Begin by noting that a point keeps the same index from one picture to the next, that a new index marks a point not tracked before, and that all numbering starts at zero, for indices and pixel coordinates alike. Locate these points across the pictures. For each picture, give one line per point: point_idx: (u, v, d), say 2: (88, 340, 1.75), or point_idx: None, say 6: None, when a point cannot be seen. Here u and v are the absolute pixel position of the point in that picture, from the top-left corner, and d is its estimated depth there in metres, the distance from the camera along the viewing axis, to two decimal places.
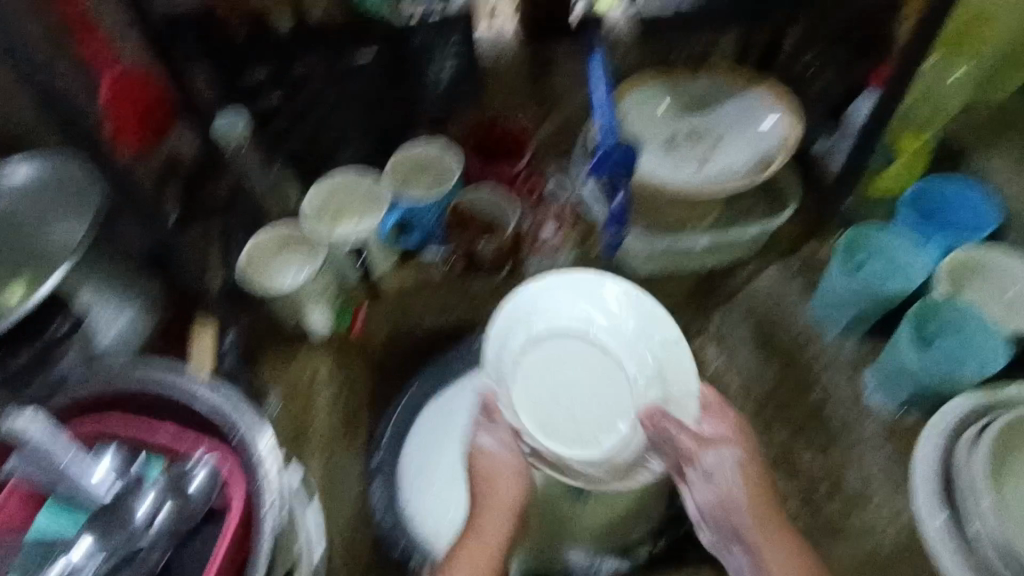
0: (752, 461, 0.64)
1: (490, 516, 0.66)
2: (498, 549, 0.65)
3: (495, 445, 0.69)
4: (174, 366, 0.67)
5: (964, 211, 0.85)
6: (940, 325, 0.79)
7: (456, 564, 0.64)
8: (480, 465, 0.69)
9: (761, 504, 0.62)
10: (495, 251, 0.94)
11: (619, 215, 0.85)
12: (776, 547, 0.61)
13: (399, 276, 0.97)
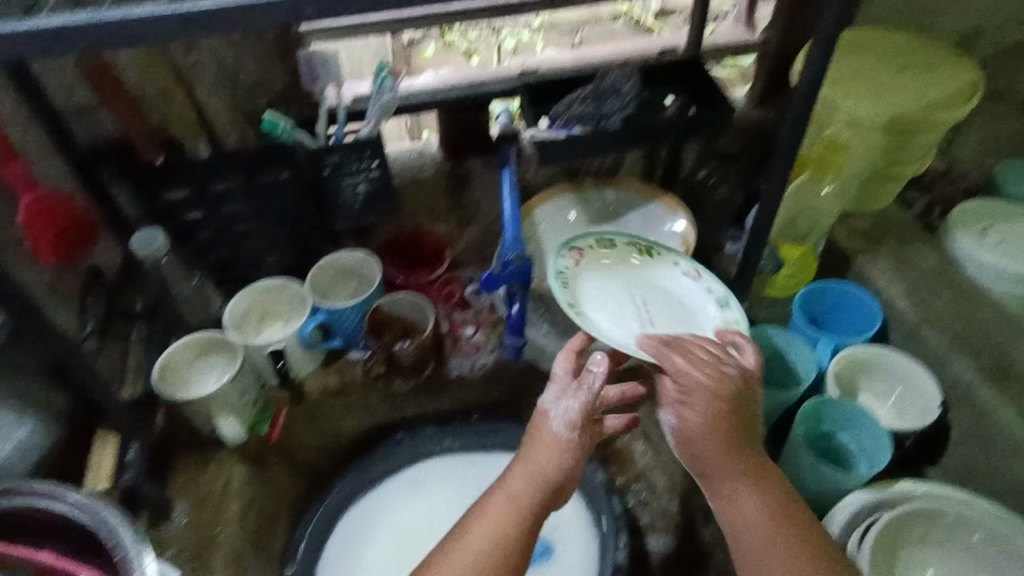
0: (717, 402, 0.67)
1: (524, 475, 0.68)
2: (530, 506, 0.67)
3: (558, 417, 0.71)
4: (59, 484, 0.65)
5: (846, 313, 0.92)
6: (836, 423, 0.82)
7: (486, 516, 0.66)
8: (542, 423, 0.71)
9: (724, 450, 0.66)
10: (414, 352, 0.96)
11: (516, 323, 0.90)
12: (741, 493, 0.65)
13: (321, 378, 0.98)
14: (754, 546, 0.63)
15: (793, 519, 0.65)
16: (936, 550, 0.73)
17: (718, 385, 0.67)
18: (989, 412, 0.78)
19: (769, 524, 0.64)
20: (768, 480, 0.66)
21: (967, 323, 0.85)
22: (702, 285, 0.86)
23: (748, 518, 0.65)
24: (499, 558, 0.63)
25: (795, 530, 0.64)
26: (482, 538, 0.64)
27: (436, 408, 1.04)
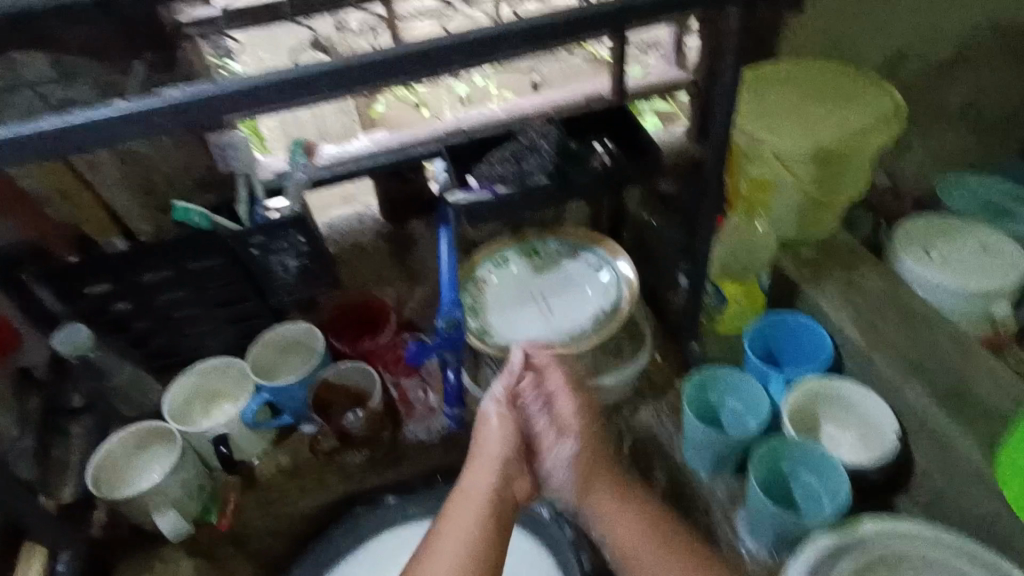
0: (592, 445, 0.78)
1: (478, 479, 0.75)
2: (481, 513, 0.72)
3: (495, 423, 0.78)
4: None
5: (799, 346, 0.91)
6: (796, 464, 0.81)
7: (452, 520, 0.72)
8: (482, 439, 0.77)
9: (605, 475, 0.78)
10: (365, 425, 0.93)
11: (452, 394, 0.91)
12: (603, 493, 0.77)
13: (273, 457, 0.96)
14: (631, 548, 0.74)
15: (670, 529, 0.75)
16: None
17: (591, 416, 0.79)
18: (950, 441, 0.76)
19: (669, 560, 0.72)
20: (665, 527, 0.75)
21: (918, 349, 0.84)
22: (588, 266, 0.97)
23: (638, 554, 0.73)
24: (475, 548, 0.69)
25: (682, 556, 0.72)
26: (454, 535, 0.70)
27: (395, 477, 0.99)
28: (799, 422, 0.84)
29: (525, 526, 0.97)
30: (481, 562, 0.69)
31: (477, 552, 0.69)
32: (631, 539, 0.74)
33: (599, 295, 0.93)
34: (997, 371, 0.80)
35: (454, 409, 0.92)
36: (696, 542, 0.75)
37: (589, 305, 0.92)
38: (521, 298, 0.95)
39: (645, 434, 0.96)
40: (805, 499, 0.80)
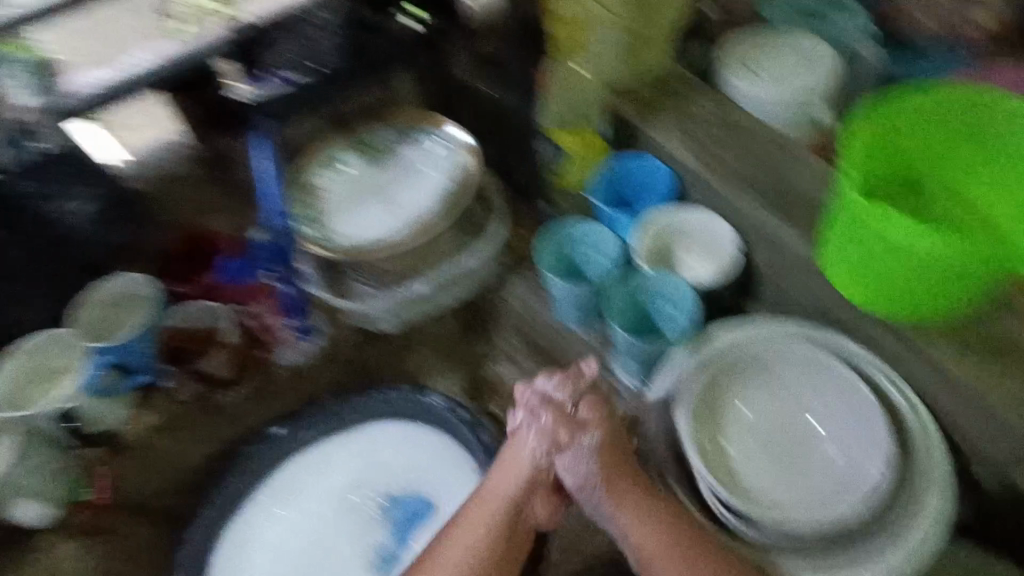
0: (647, 489, 0.72)
1: (512, 484, 0.74)
2: (497, 520, 0.72)
3: (528, 443, 0.74)
4: None
5: (643, 182, 0.91)
6: (651, 294, 0.84)
7: (478, 512, 0.73)
8: (518, 443, 0.76)
9: (641, 506, 0.70)
10: (227, 364, 0.90)
11: (291, 303, 0.91)
12: (626, 509, 0.71)
13: (139, 421, 0.88)
14: (649, 566, 0.68)
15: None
16: (745, 383, 0.75)
17: (614, 437, 0.74)
18: (780, 240, 0.80)
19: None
20: (693, 543, 0.67)
21: (745, 162, 0.85)
22: (427, 150, 0.91)
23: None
24: (478, 556, 0.70)
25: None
26: (467, 533, 0.72)
27: (283, 406, 0.98)
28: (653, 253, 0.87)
29: (420, 418, 0.99)
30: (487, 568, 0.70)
31: (483, 556, 0.70)
32: (652, 555, 0.68)
33: (444, 181, 0.87)
34: (817, 168, 0.83)
35: (302, 320, 0.92)
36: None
37: (433, 189, 0.87)
38: (361, 199, 0.88)
39: (518, 304, 0.97)
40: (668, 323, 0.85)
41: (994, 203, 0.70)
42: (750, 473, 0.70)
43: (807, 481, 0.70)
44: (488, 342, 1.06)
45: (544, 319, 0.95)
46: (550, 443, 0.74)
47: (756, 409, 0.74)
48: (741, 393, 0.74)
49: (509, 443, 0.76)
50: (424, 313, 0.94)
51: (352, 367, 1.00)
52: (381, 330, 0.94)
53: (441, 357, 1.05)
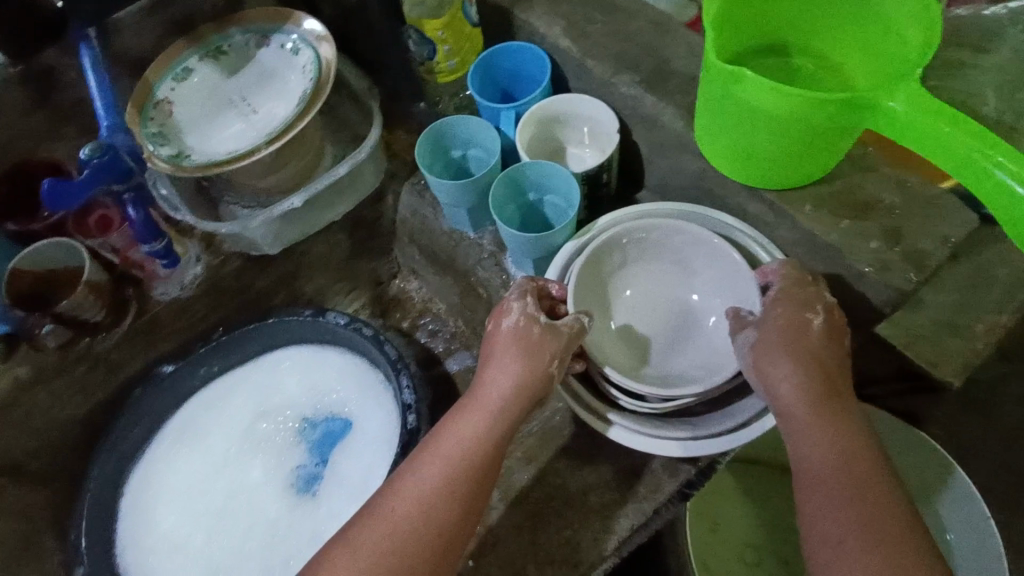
0: (828, 355, 0.61)
1: (514, 378, 0.62)
2: (475, 451, 0.58)
3: (520, 332, 0.64)
4: None
5: (526, 69, 0.87)
6: (538, 187, 0.82)
7: (468, 412, 0.61)
8: (515, 329, 0.65)
9: (799, 365, 0.59)
10: (88, 304, 0.82)
11: (141, 227, 0.83)
12: (782, 367, 0.59)
13: (8, 373, 0.82)
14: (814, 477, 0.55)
15: (868, 465, 0.55)
16: (633, 272, 0.77)
17: (802, 305, 0.63)
18: (658, 119, 0.79)
19: (854, 514, 0.52)
20: (834, 413, 0.57)
21: (622, 42, 0.83)
22: (283, 50, 0.83)
23: (818, 469, 0.55)
24: (475, 455, 0.58)
25: (891, 544, 0.50)
26: (435, 462, 0.58)
27: (172, 341, 0.94)
28: (533, 145, 0.85)
29: (323, 340, 0.97)
30: (477, 470, 0.57)
31: (472, 461, 0.58)
32: (814, 465, 0.56)
33: (301, 83, 0.80)
34: (692, 42, 0.82)
35: (156, 244, 0.85)
36: (903, 507, 0.53)
37: (291, 94, 0.80)
38: (217, 112, 0.81)
39: (410, 213, 0.95)
40: (552, 213, 0.84)
41: (871, 76, 0.65)
42: (632, 359, 0.74)
43: (683, 363, 0.73)
44: (383, 255, 1.06)
45: (435, 225, 0.92)
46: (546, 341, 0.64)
47: (643, 297, 0.77)
48: (628, 282, 0.77)
49: (493, 323, 0.67)
50: (306, 232, 0.93)
51: (241, 295, 0.96)
52: (267, 251, 0.92)
53: (340, 276, 1.05)
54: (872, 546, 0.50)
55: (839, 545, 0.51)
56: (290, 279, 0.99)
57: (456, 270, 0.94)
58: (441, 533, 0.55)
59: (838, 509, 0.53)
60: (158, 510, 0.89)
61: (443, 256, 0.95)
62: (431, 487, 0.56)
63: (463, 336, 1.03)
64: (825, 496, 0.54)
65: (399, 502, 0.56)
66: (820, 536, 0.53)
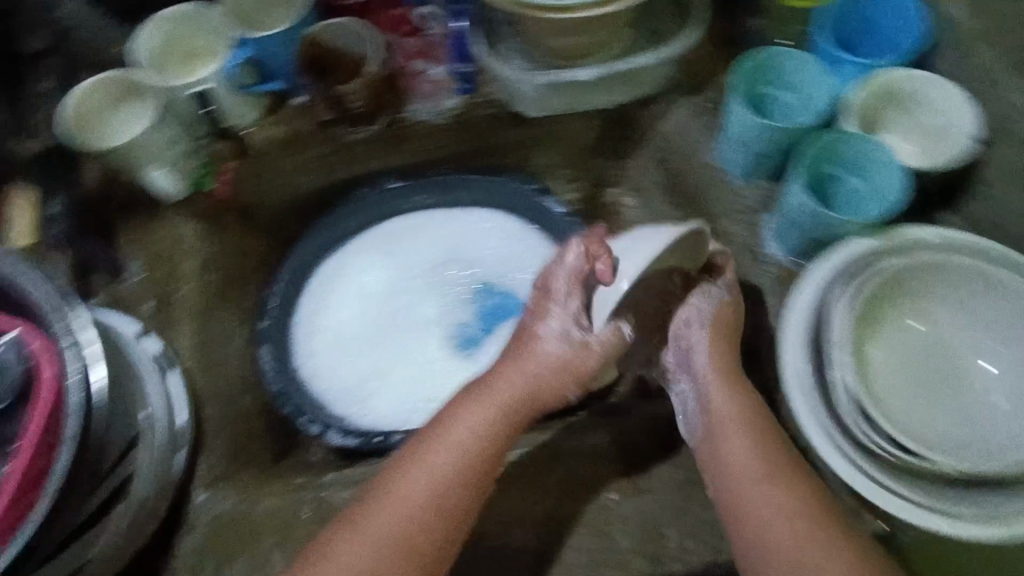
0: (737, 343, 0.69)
1: (536, 374, 0.66)
2: (485, 448, 0.61)
3: (547, 331, 0.67)
4: None
5: (885, 25, 0.75)
6: (847, 163, 0.71)
7: (479, 398, 0.65)
8: (537, 336, 0.67)
9: (728, 353, 0.67)
10: (362, 92, 0.83)
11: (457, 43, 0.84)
12: (713, 345, 0.67)
13: (267, 129, 0.88)
14: (723, 430, 0.63)
15: (774, 442, 0.61)
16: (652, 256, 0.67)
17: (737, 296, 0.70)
18: None
19: (750, 463, 0.60)
20: (741, 384, 0.66)
21: None
22: None
23: (721, 432, 0.63)
24: (482, 443, 0.62)
25: (788, 489, 0.57)
26: (445, 452, 0.60)
27: (401, 161, 0.95)
28: (866, 116, 0.72)
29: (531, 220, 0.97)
30: (483, 469, 0.60)
31: (482, 451, 0.61)
32: (725, 417, 0.63)
33: None
34: None
35: (467, 67, 0.86)
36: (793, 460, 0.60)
37: None
38: None
39: (677, 131, 0.87)
40: (844, 203, 0.72)
41: None
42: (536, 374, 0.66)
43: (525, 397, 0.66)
44: (618, 161, 1.01)
45: (701, 152, 0.84)
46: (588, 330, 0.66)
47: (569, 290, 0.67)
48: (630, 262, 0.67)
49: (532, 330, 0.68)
50: (569, 107, 0.88)
51: (482, 141, 0.94)
52: (529, 112, 0.88)
53: (570, 165, 1.02)
54: (772, 491, 0.57)
55: (739, 495, 0.58)
56: (527, 146, 0.96)
57: (698, 209, 0.87)
58: (447, 517, 0.58)
59: (733, 457, 0.61)
60: (325, 310, 0.94)
61: (690, 187, 0.87)
62: (443, 472, 0.59)
63: None
64: (722, 450, 0.62)
65: (410, 485, 0.59)
66: (719, 486, 0.60)
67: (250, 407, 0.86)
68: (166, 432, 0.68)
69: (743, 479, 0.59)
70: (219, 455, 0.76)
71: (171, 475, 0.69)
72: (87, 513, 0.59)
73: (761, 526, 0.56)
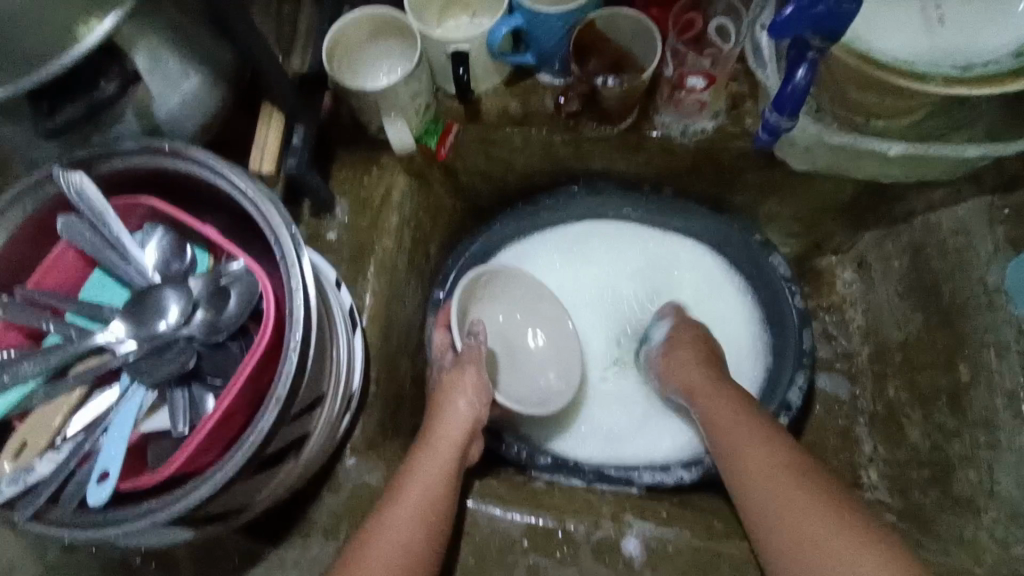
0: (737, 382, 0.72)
1: (440, 441, 0.68)
2: (432, 505, 0.62)
3: (462, 399, 0.71)
4: (201, 149, 0.58)
5: None
6: None
7: (422, 459, 0.65)
8: (446, 399, 0.71)
9: (738, 411, 0.68)
10: (622, 95, 0.76)
11: (791, 96, 0.59)
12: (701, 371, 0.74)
13: (501, 99, 0.83)
14: (756, 464, 0.63)
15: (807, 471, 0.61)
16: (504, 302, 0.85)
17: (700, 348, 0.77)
18: None
19: (757, 452, 0.64)
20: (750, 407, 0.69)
21: None
22: None
23: (735, 431, 0.67)
24: (438, 498, 0.63)
25: (801, 477, 0.60)
26: (405, 504, 0.61)
27: (623, 170, 0.89)
28: None
29: (745, 270, 0.88)
30: (434, 521, 0.61)
31: (436, 503, 0.62)
32: (753, 452, 0.64)
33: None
34: None
35: (784, 121, 0.62)
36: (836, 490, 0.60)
37: (1007, 37, 0.59)
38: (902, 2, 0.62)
39: (954, 227, 0.75)
40: None
41: None
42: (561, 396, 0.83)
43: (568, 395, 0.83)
44: (850, 231, 0.90)
45: (979, 263, 0.72)
46: (473, 359, 0.74)
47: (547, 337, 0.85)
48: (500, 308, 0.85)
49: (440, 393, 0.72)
50: (835, 167, 0.77)
51: (719, 171, 0.85)
52: (787, 158, 0.78)
53: (796, 219, 0.91)
54: (793, 473, 0.61)
55: (770, 475, 0.61)
56: (762, 191, 0.87)
57: (949, 323, 0.75)
58: (417, 566, 0.58)
59: (746, 440, 0.65)
60: None
61: (942, 294, 0.76)
62: (404, 527, 0.59)
63: (855, 364, 0.91)
64: (724, 431, 0.68)
65: (377, 548, 0.58)
66: (741, 471, 0.64)
67: (406, 375, 0.85)
68: (342, 396, 0.67)
69: (750, 457, 0.64)
70: (376, 421, 0.75)
71: (334, 435, 0.68)
72: (260, 464, 0.58)
73: (785, 504, 0.59)
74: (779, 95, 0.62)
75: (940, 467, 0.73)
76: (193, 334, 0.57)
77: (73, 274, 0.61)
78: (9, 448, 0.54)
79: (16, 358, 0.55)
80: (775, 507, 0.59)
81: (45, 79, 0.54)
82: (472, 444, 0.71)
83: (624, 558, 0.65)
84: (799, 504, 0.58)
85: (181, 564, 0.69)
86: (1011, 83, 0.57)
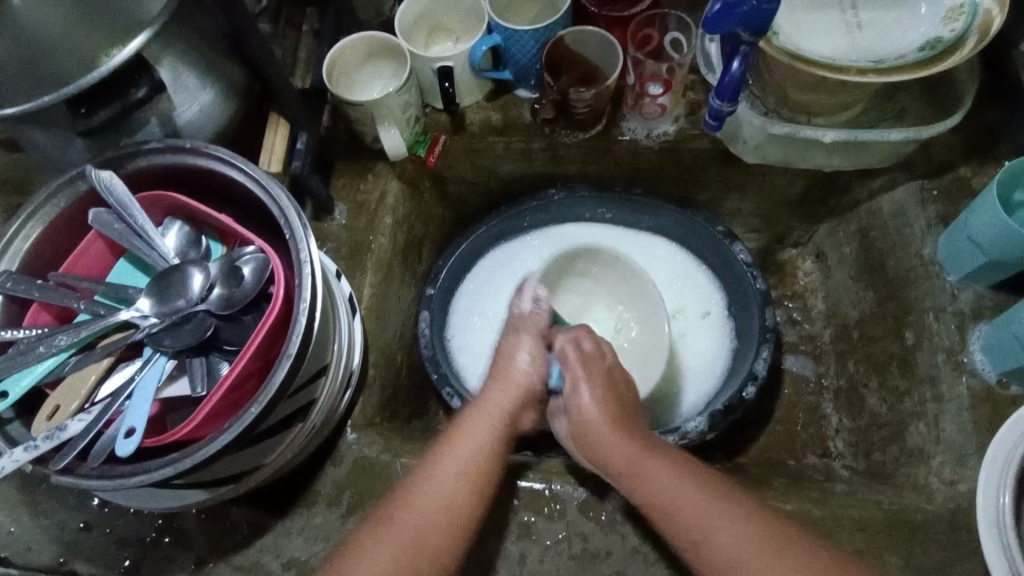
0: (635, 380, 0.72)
1: (488, 401, 0.69)
2: (484, 474, 0.63)
3: (521, 358, 0.73)
4: (218, 145, 0.65)
5: None
6: None
7: (454, 440, 0.65)
8: (507, 363, 0.73)
9: (651, 465, 0.62)
10: (591, 101, 0.84)
11: (731, 84, 0.70)
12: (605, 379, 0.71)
13: (484, 112, 0.92)
14: (684, 512, 0.58)
15: (733, 506, 0.58)
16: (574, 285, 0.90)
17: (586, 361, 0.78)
18: None
19: (683, 490, 0.60)
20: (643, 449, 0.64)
21: None
22: None
23: (658, 491, 0.60)
24: (486, 461, 0.64)
25: (729, 511, 0.58)
26: (437, 486, 0.62)
27: (598, 172, 0.97)
28: None
29: (713, 259, 0.96)
30: (482, 491, 0.63)
31: (484, 471, 0.64)
32: (682, 497, 0.59)
33: (932, 30, 0.68)
34: None
35: (725, 106, 0.73)
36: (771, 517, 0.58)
37: (909, 37, 0.68)
38: (821, 9, 0.72)
39: (892, 210, 0.83)
40: None
41: None
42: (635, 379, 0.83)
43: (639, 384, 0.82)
44: (807, 224, 0.99)
45: (916, 239, 0.80)
46: (533, 326, 0.75)
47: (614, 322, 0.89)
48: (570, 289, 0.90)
49: (505, 361, 0.73)
50: (784, 159, 0.86)
51: (684, 170, 0.93)
52: (741, 153, 0.87)
53: (756, 215, 1.00)
54: (722, 512, 0.58)
55: (695, 530, 0.57)
56: (723, 188, 0.96)
57: (893, 296, 0.82)
58: (456, 522, 0.60)
59: (664, 482, 0.61)
60: (484, 297, 0.99)
61: (888, 272, 0.83)
62: (448, 492, 0.61)
63: (819, 346, 0.98)
64: (645, 475, 0.62)
65: (411, 510, 0.60)
66: (667, 524, 0.59)
67: (402, 364, 0.91)
68: (343, 373, 0.74)
69: (676, 504, 0.59)
70: (373, 401, 0.81)
71: (335, 410, 0.74)
72: (269, 426, 0.64)
73: (724, 552, 0.56)
74: (721, 85, 0.72)
75: (896, 426, 0.79)
76: (210, 308, 0.64)
77: (100, 262, 0.69)
78: (44, 411, 0.60)
79: (51, 333, 0.61)
80: (724, 556, 0.56)
81: (83, 88, 0.61)
82: (527, 411, 0.72)
83: (606, 511, 0.71)
84: (739, 544, 0.56)
85: (192, 537, 0.73)
86: (915, 71, 0.66)
